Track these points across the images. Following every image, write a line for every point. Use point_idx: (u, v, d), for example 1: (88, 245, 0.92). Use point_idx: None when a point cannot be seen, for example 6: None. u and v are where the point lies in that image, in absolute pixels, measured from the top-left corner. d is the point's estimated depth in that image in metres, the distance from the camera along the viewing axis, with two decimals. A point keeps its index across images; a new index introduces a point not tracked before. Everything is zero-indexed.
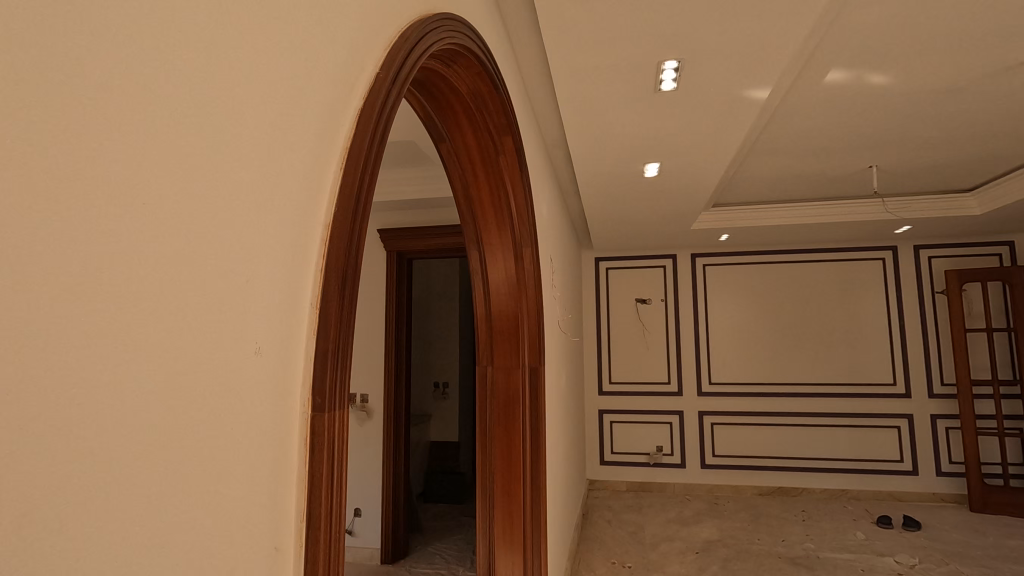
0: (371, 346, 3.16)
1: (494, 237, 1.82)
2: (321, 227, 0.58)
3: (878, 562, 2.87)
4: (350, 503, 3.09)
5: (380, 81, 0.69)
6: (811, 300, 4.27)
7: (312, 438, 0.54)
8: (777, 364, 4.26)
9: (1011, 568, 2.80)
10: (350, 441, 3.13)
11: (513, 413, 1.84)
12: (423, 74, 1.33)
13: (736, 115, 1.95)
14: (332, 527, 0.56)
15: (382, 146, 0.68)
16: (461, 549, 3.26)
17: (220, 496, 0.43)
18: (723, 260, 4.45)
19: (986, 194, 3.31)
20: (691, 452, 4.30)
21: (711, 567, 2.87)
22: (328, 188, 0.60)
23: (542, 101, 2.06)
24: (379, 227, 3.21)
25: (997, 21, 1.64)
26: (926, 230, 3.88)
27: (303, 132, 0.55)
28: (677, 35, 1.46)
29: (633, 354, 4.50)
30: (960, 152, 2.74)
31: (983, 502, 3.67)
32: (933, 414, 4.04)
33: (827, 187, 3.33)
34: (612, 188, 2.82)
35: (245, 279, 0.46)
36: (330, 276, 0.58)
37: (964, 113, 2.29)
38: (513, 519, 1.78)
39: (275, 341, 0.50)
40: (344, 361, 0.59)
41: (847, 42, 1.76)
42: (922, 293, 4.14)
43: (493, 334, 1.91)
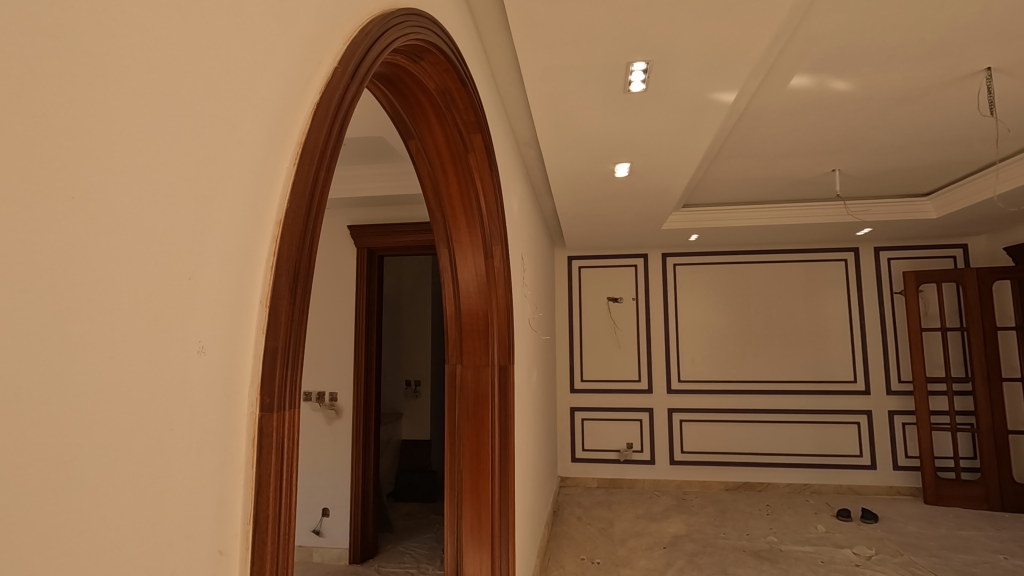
0: (341, 343, 3.12)
1: (463, 235, 1.81)
2: (273, 224, 0.57)
3: (837, 553, 2.97)
4: (319, 502, 3.05)
5: (338, 76, 0.68)
6: (777, 299, 4.38)
7: (260, 439, 0.53)
8: (744, 362, 4.36)
9: (960, 556, 2.92)
10: (318, 439, 3.09)
11: (482, 411, 1.84)
12: (389, 69, 1.31)
13: (703, 118, 1.98)
14: (282, 530, 0.55)
15: (339, 144, 0.67)
16: (432, 548, 3.24)
17: (161, 501, 0.41)
18: (693, 260, 4.53)
19: (941, 198, 3.44)
20: (660, 449, 4.37)
21: (679, 561, 2.92)
22: (280, 184, 0.59)
23: (514, 99, 2.06)
24: (349, 223, 3.17)
25: (951, 32, 1.71)
26: (886, 232, 4.01)
27: (253, 127, 0.53)
28: (646, 37, 1.48)
29: (605, 352, 4.54)
30: (918, 157, 2.84)
31: (937, 494, 3.79)
32: (891, 411, 4.18)
33: (791, 189, 3.42)
34: (584, 188, 2.84)
35: (187, 277, 0.44)
36: (281, 275, 0.57)
37: (922, 119, 2.37)
38: (482, 517, 1.79)
39: (220, 341, 0.49)
40: (296, 361, 0.58)
41: (811, 48, 1.80)
42: (882, 293, 4.29)
43: (462, 331, 1.90)
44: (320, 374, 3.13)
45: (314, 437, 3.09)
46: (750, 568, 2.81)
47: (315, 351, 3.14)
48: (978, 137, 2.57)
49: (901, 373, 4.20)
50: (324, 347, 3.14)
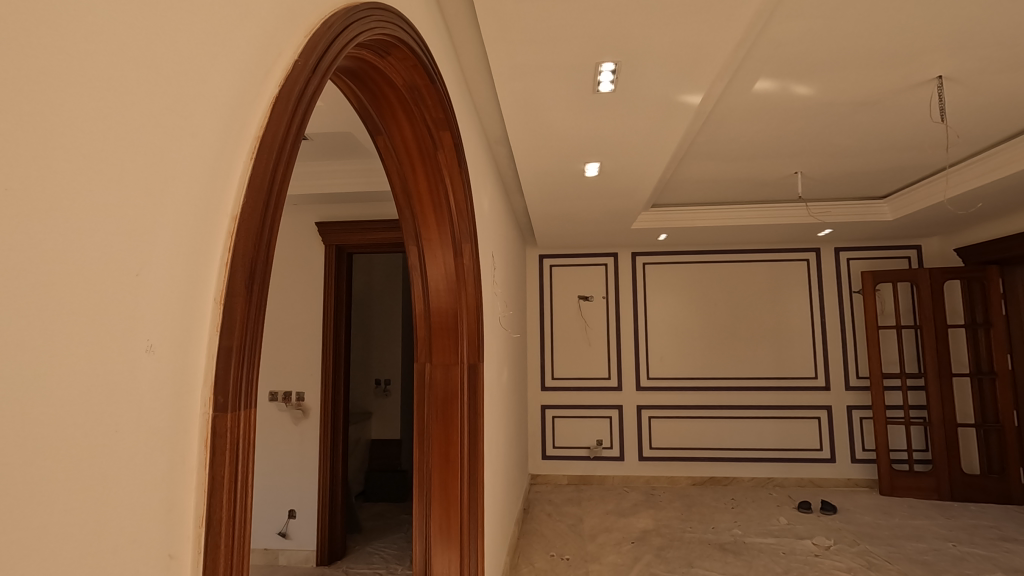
0: (308, 342, 3.07)
1: (432, 233, 1.80)
2: (228, 219, 0.56)
3: (797, 544, 3.06)
4: (285, 504, 2.99)
5: (298, 70, 0.67)
6: (742, 298, 4.49)
7: (213, 440, 0.52)
8: (710, 359, 4.45)
9: (913, 544, 3.04)
10: (284, 440, 3.03)
11: (451, 409, 1.83)
12: (355, 64, 1.29)
13: (670, 119, 2.02)
14: (236, 531, 0.54)
15: (298, 139, 0.66)
16: (402, 547, 3.23)
17: (105, 504, 0.40)
18: (662, 259, 4.60)
19: (897, 201, 3.57)
20: (629, 445, 4.43)
21: (646, 555, 2.96)
22: (236, 178, 0.57)
23: (485, 97, 2.06)
24: (317, 219, 3.11)
25: (905, 41, 1.78)
26: (845, 233, 4.15)
27: (208, 119, 0.52)
28: (614, 38, 1.49)
29: (575, 349, 4.58)
30: (875, 161, 2.94)
31: (891, 486, 3.95)
32: (849, 406, 4.33)
33: (756, 190, 3.50)
34: (555, 187, 2.86)
35: (135, 273, 0.43)
36: (236, 272, 0.55)
37: (878, 125, 2.46)
38: (451, 516, 1.78)
39: (171, 339, 0.47)
40: (252, 361, 0.57)
41: (774, 54, 1.85)
42: (841, 292, 4.43)
43: (431, 330, 1.89)
44: (287, 374, 3.07)
45: (280, 438, 3.04)
46: (715, 560, 2.87)
47: (281, 349, 3.08)
48: (931, 142, 2.68)
49: (859, 369, 4.35)
50: (291, 345, 3.08)
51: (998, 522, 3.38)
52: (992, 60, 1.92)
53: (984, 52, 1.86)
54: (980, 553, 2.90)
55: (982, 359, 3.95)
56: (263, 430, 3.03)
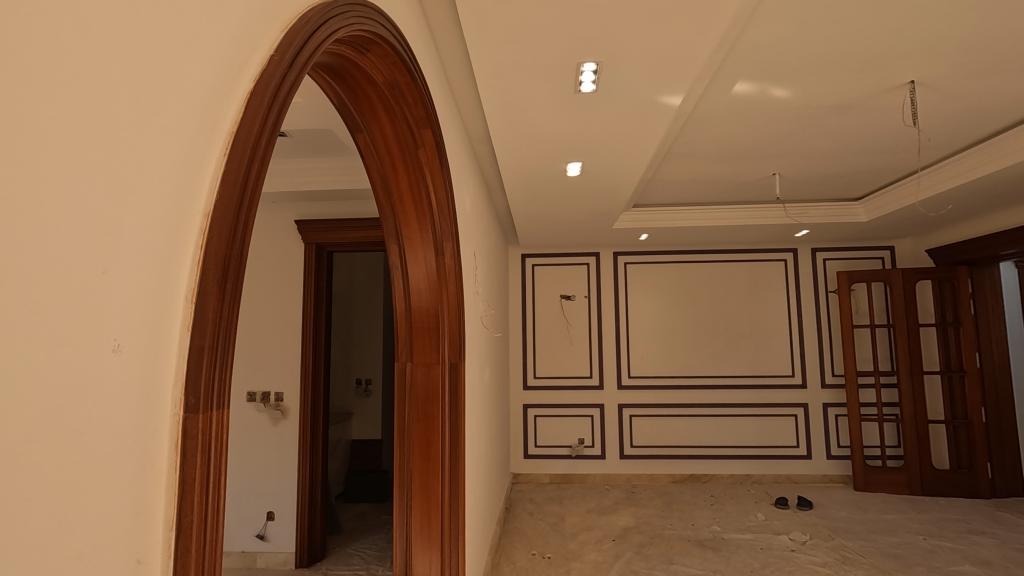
0: (287, 341, 3.02)
1: (414, 232, 1.79)
2: (200, 216, 0.54)
3: (775, 540, 3.11)
4: (263, 505, 2.95)
5: (274, 65, 0.65)
6: (721, 297, 4.55)
7: (185, 442, 0.51)
8: (690, 358, 4.50)
9: (885, 539, 3.11)
10: (262, 441, 2.98)
11: (432, 409, 1.82)
12: (334, 60, 1.27)
13: (651, 120, 2.03)
14: (208, 535, 0.53)
15: (273, 136, 0.65)
16: (382, 548, 3.21)
17: (71, 508, 0.39)
18: (643, 259, 4.64)
19: (872, 203, 3.65)
20: (611, 443, 4.46)
21: (627, 552, 2.99)
22: (209, 174, 0.56)
23: (466, 96, 2.05)
24: (296, 217, 3.07)
25: (878, 46, 1.82)
26: (822, 234, 4.23)
27: (180, 115, 0.51)
28: (595, 39, 1.50)
29: (557, 349, 4.59)
30: (851, 164, 3.00)
31: (865, 481, 4.04)
32: (825, 403, 4.41)
33: (736, 191, 3.55)
34: (537, 186, 2.86)
35: (102, 271, 0.42)
36: (209, 270, 0.54)
37: (853, 128, 2.51)
38: (432, 515, 1.77)
39: (140, 338, 0.46)
40: (225, 360, 0.56)
41: (752, 57, 1.87)
42: (818, 292, 4.52)
43: (412, 329, 1.87)
44: (265, 374, 3.02)
45: (259, 439, 2.99)
46: (694, 557, 2.91)
47: (259, 349, 3.03)
48: (904, 146, 2.75)
49: (835, 367, 4.44)
50: (270, 345, 3.04)
51: (966, 515, 3.48)
52: (962, 67, 1.97)
53: (954, 58, 1.91)
54: (950, 546, 2.98)
55: (951, 357, 4.06)
56: (241, 431, 2.99)
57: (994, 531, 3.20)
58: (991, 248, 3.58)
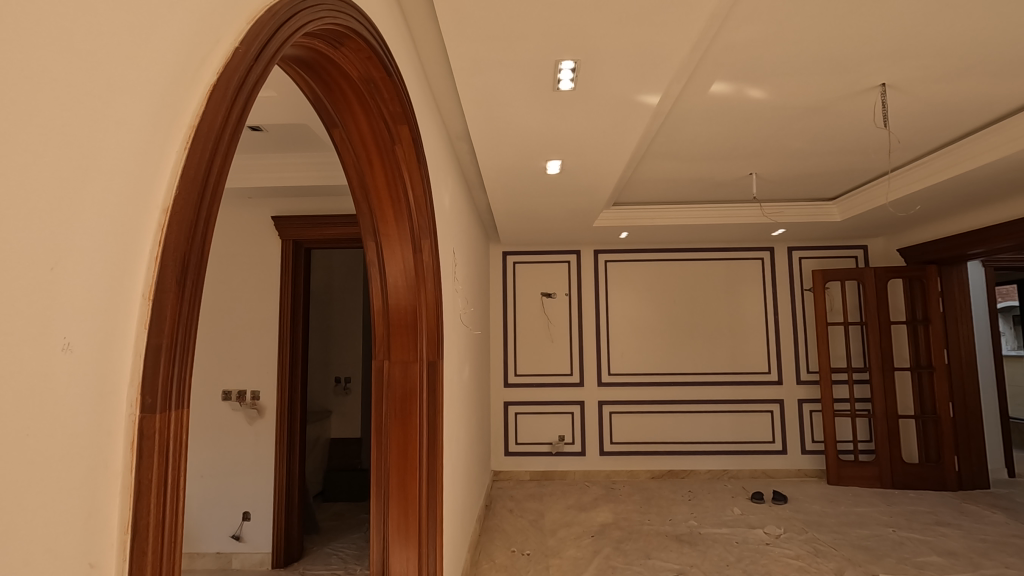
0: (264, 340, 2.98)
1: (391, 229, 1.77)
2: (158, 212, 0.53)
3: (750, 534, 3.16)
4: (239, 505, 2.91)
5: (238, 58, 0.64)
6: (699, 295, 4.60)
7: (140, 443, 0.50)
8: (669, 355, 4.55)
9: (856, 531, 3.18)
10: (237, 441, 2.94)
11: (410, 407, 1.81)
12: (307, 54, 1.25)
13: (629, 119, 2.04)
14: (166, 537, 0.52)
15: (236, 132, 0.63)
16: (361, 547, 3.19)
17: (13, 511, 0.37)
18: (623, 257, 4.67)
19: (846, 203, 3.72)
20: (591, 440, 4.48)
21: (605, 548, 3.01)
22: (169, 169, 0.54)
23: (444, 92, 2.02)
24: (273, 213, 3.02)
25: (850, 50, 1.86)
26: (798, 233, 4.30)
27: (136, 107, 0.49)
28: (573, 37, 1.50)
29: (538, 346, 4.60)
30: (825, 164, 3.05)
31: (838, 476, 4.13)
32: (800, 399, 4.50)
33: (714, 190, 3.59)
34: (517, 184, 2.85)
35: (50, 267, 0.40)
36: (168, 267, 0.53)
37: (826, 129, 2.55)
38: (409, 514, 1.76)
39: (90, 337, 0.44)
40: (184, 360, 0.55)
41: (728, 57, 1.89)
42: (794, 290, 4.59)
43: (389, 327, 1.86)
44: (241, 373, 2.97)
45: (234, 439, 2.95)
46: (671, 551, 2.94)
47: (235, 347, 2.98)
48: (875, 147, 2.81)
49: (810, 364, 4.53)
50: (246, 343, 2.99)
51: (933, 507, 3.58)
52: (930, 71, 2.02)
53: (922, 61, 1.95)
54: (917, 537, 3.07)
55: (921, 354, 4.17)
56: (216, 431, 2.94)
57: (960, 522, 3.30)
58: (960, 247, 3.68)
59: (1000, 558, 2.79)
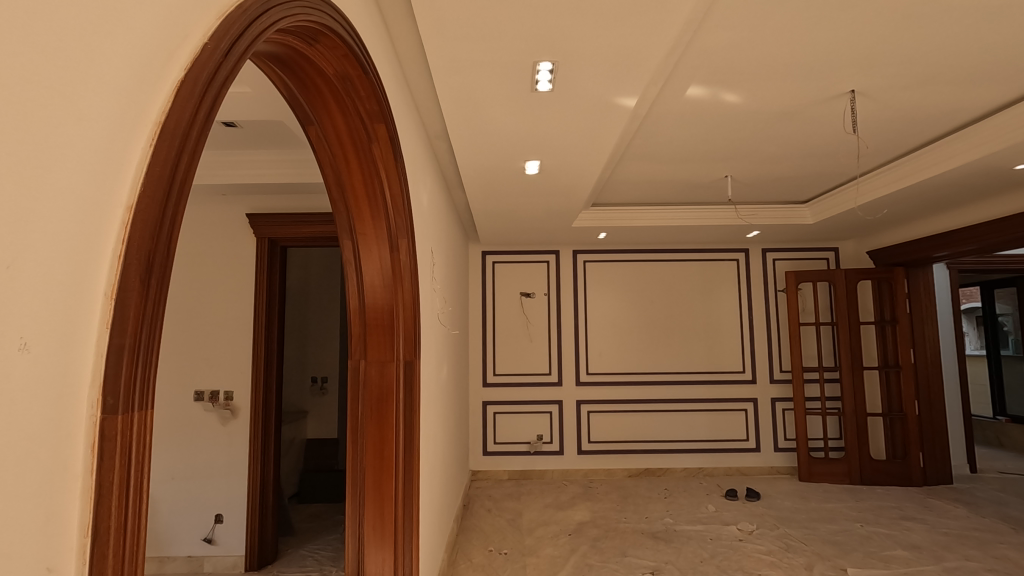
0: (237, 338, 2.92)
1: (367, 228, 1.76)
2: (122, 210, 0.52)
3: (723, 530, 3.22)
4: (211, 508, 2.85)
5: (207, 54, 0.63)
6: (676, 295, 4.66)
7: (102, 444, 0.49)
8: (646, 355, 4.60)
9: (826, 527, 3.26)
10: (209, 442, 2.88)
11: (387, 407, 1.79)
12: (281, 51, 1.23)
13: (606, 120, 2.06)
14: (128, 541, 0.51)
15: (203, 131, 0.62)
16: (337, 549, 3.17)
17: None
18: (601, 257, 4.70)
19: (818, 206, 3.81)
20: (569, 439, 4.51)
21: (582, 546, 3.03)
22: (135, 165, 0.53)
23: (423, 91, 2.02)
24: (247, 210, 2.97)
25: (820, 56, 1.90)
26: (771, 235, 4.39)
27: (100, 103, 0.48)
28: (550, 38, 1.50)
29: (517, 346, 4.61)
30: (798, 168, 3.12)
31: (809, 472, 4.22)
32: (773, 398, 4.59)
33: (690, 192, 3.63)
34: (496, 183, 2.86)
35: (6, 266, 0.39)
36: (132, 266, 0.52)
37: (799, 133, 2.61)
38: (385, 514, 1.75)
39: (50, 337, 0.44)
40: (149, 360, 0.54)
41: (704, 62, 1.92)
42: (767, 291, 4.69)
43: (366, 326, 1.84)
44: (214, 373, 2.92)
45: (206, 440, 2.89)
46: (646, 549, 2.97)
47: (208, 347, 2.92)
48: (846, 152, 2.88)
49: (782, 363, 4.62)
50: (219, 343, 2.93)
51: (899, 502, 3.69)
52: (898, 78, 2.08)
53: (890, 70, 2.01)
54: (884, 532, 3.16)
55: (888, 354, 4.29)
56: (188, 431, 2.88)
57: (924, 516, 3.40)
58: (926, 250, 3.79)
59: (961, 551, 2.88)
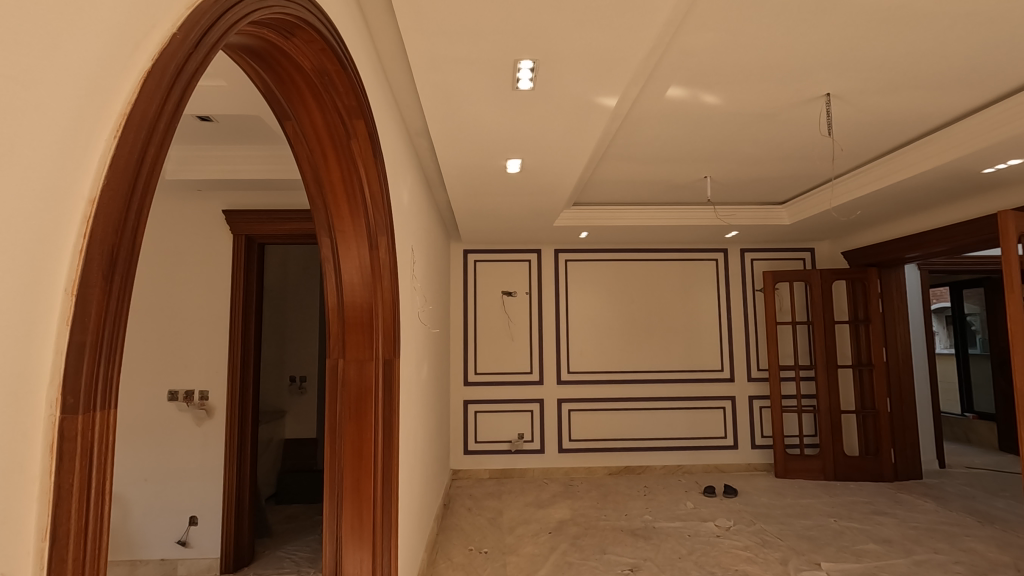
0: (213, 337, 2.87)
1: (346, 225, 1.73)
2: (84, 203, 0.50)
3: (701, 527, 3.25)
4: (186, 510, 2.80)
5: (176, 44, 0.61)
6: (656, 294, 4.71)
7: (61, 445, 0.47)
8: (627, 354, 4.63)
9: (801, 522, 3.32)
10: (183, 442, 2.83)
11: (365, 406, 1.78)
12: (256, 43, 1.21)
13: (587, 120, 2.06)
14: (88, 544, 0.50)
15: (171, 124, 0.61)
16: (316, 550, 3.13)
17: None
18: (583, 256, 4.72)
19: (794, 207, 3.88)
20: (550, 437, 4.52)
21: (563, 544, 3.04)
22: (98, 157, 0.52)
23: (403, 88, 2.00)
24: (224, 207, 2.92)
25: (797, 59, 1.93)
26: (750, 235, 4.45)
27: (60, 92, 0.47)
28: (531, 36, 1.50)
29: (498, 344, 4.61)
30: (776, 169, 3.17)
31: (785, 468, 4.29)
32: (751, 396, 4.66)
33: (671, 192, 3.66)
34: (477, 182, 2.85)
35: None
36: (94, 261, 0.51)
37: (775, 135, 2.65)
38: (363, 514, 1.73)
39: (4, 335, 0.42)
40: (111, 357, 0.52)
41: (683, 63, 1.94)
42: (745, 290, 4.76)
43: (344, 324, 1.82)
44: (189, 372, 2.86)
45: (180, 440, 2.83)
46: (626, 546, 2.99)
47: (183, 345, 2.87)
48: (821, 155, 2.93)
49: (760, 362, 4.70)
50: (194, 341, 2.87)
51: (871, 497, 3.78)
52: (871, 82, 2.12)
53: (864, 74, 2.05)
54: (856, 526, 3.22)
55: (862, 352, 4.39)
56: (161, 432, 2.82)
57: (895, 511, 3.48)
58: (898, 251, 3.88)
59: (930, 544, 2.96)
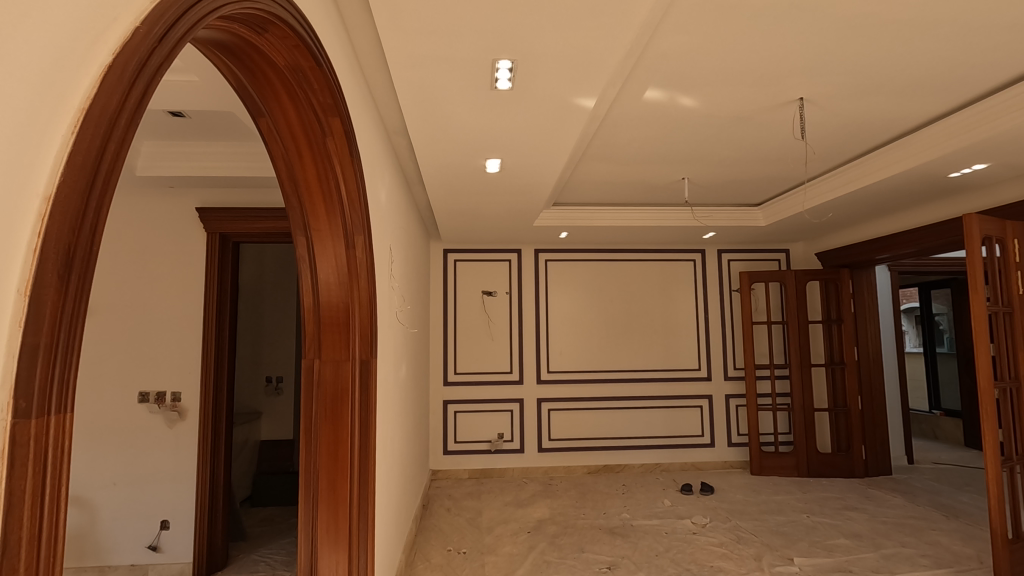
0: (186, 337, 2.81)
1: (322, 224, 1.71)
2: (39, 199, 0.49)
3: (678, 524, 3.29)
4: (157, 514, 2.74)
5: (139, 38, 0.60)
6: (635, 294, 4.75)
7: (14, 449, 0.46)
8: (606, 353, 4.67)
9: (775, 518, 3.38)
10: (154, 444, 2.76)
11: (342, 407, 1.76)
12: (228, 38, 1.19)
13: (565, 120, 2.07)
14: (41, 551, 0.48)
15: (133, 120, 0.59)
16: (291, 553, 3.09)
17: None
18: (563, 256, 4.74)
19: (769, 208, 3.95)
20: (529, 437, 4.53)
21: (541, 543, 3.05)
22: (54, 154, 0.50)
23: (381, 86, 1.99)
24: (197, 204, 2.86)
25: (771, 63, 1.96)
26: (726, 236, 4.52)
27: (11, 85, 0.45)
28: (509, 36, 1.50)
29: (478, 344, 4.60)
30: (751, 171, 3.22)
31: (760, 466, 4.36)
32: (727, 395, 4.73)
33: (649, 193, 3.69)
34: (456, 181, 2.84)
35: None
36: (49, 260, 0.49)
37: (750, 138, 2.69)
38: (339, 516, 1.72)
39: None
40: (68, 358, 0.51)
41: (661, 65, 1.96)
42: (722, 291, 4.83)
43: (320, 324, 1.80)
44: (160, 373, 2.80)
45: (150, 441, 2.77)
46: (604, 545, 3.01)
47: (154, 346, 2.80)
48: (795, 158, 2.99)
49: (736, 361, 4.77)
50: (166, 342, 2.81)
51: (843, 493, 3.86)
52: (843, 87, 2.17)
53: (836, 79, 2.10)
54: (828, 522, 3.30)
55: (834, 351, 4.49)
56: (130, 436, 2.75)
57: (865, 506, 3.57)
58: (869, 252, 3.98)
59: (898, 538, 3.03)
